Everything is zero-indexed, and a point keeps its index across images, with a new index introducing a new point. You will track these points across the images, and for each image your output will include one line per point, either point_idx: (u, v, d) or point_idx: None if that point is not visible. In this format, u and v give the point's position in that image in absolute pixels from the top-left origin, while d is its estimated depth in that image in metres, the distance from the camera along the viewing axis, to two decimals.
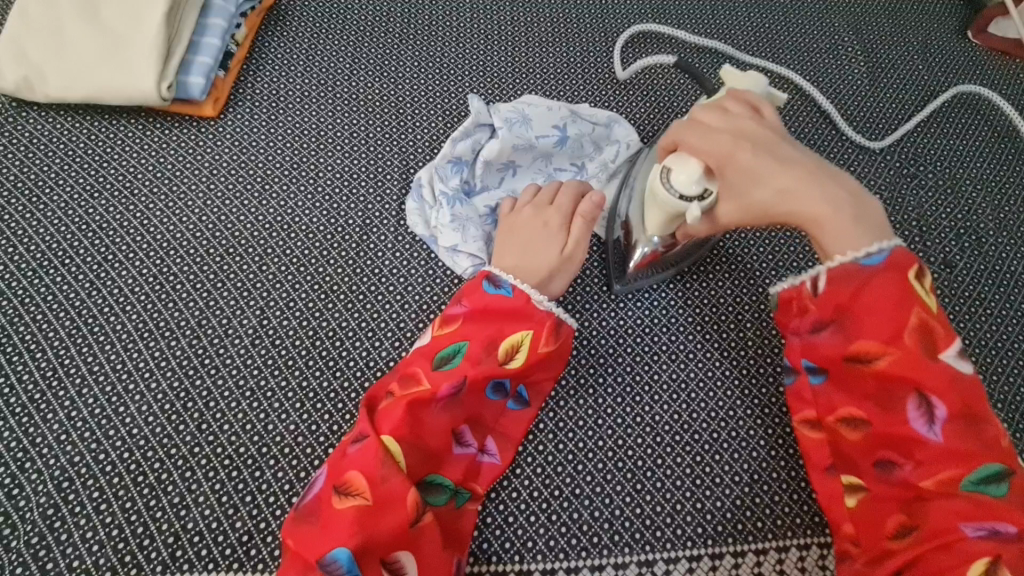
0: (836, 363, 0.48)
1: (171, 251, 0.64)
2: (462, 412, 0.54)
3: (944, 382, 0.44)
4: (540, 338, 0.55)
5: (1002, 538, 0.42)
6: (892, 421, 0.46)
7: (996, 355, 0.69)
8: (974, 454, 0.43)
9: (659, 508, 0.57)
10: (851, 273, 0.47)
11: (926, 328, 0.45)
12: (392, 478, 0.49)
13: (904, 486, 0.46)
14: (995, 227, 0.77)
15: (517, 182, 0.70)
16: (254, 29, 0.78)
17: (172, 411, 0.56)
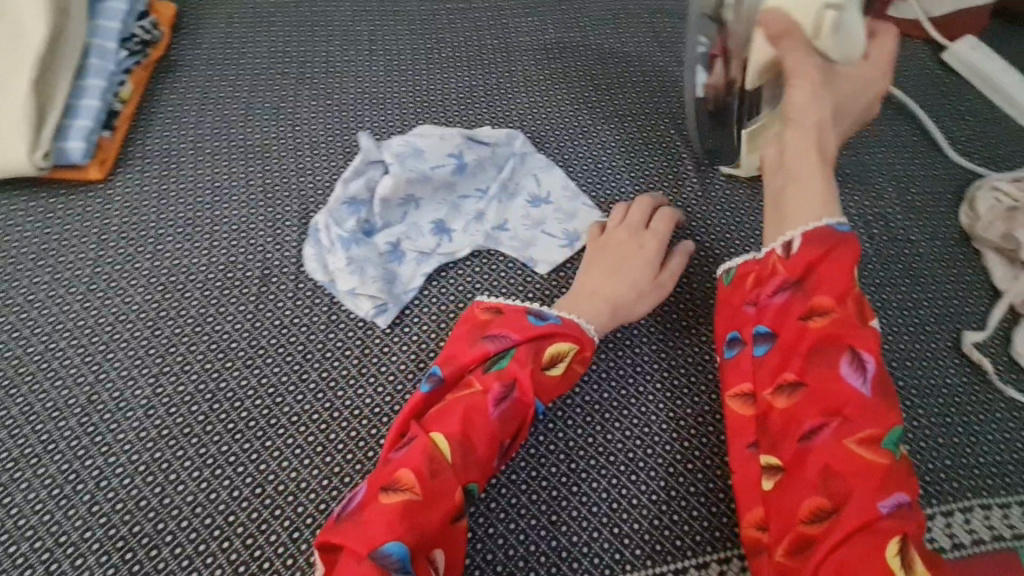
0: (792, 320, 0.52)
1: (58, 325, 0.61)
2: (513, 421, 0.53)
3: (872, 342, 0.49)
4: (582, 352, 0.58)
5: (904, 511, 0.44)
6: (830, 378, 0.48)
7: (908, 341, 0.69)
8: (887, 413, 0.47)
9: (575, 538, 0.55)
10: (825, 235, 0.53)
11: (861, 302, 0.52)
12: (440, 476, 0.49)
13: (829, 449, 0.46)
14: (900, 212, 0.78)
15: (420, 214, 0.70)
16: (141, 83, 0.76)
17: (61, 495, 0.54)
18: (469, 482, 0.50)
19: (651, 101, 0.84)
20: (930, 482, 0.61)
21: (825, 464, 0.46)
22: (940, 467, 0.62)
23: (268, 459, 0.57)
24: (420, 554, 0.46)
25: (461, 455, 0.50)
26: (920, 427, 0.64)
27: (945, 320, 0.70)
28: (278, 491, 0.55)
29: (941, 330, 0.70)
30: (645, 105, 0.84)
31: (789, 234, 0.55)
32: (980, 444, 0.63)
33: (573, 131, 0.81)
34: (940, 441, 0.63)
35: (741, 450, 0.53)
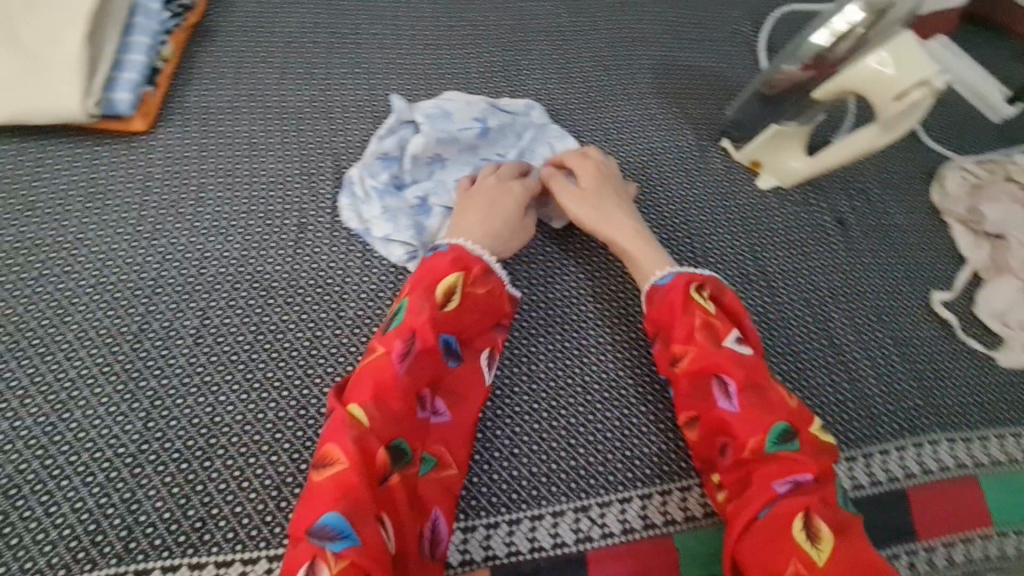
0: (665, 367, 0.61)
1: (108, 261, 0.65)
2: (420, 372, 0.54)
3: (728, 362, 0.57)
4: (472, 276, 0.60)
5: (803, 487, 0.50)
6: (705, 403, 0.57)
7: (885, 298, 0.77)
8: (762, 418, 0.54)
9: (592, 459, 0.61)
10: (653, 292, 0.63)
11: (709, 326, 0.58)
12: (361, 437, 0.49)
13: (738, 461, 0.54)
14: (881, 187, 0.85)
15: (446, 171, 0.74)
16: (180, 45, 0.80)
17: (117, 412, 0.58)
18: (397, 436, 0.51)
19: (655, 81, 0.91)
20: (904, 419, 0.69)
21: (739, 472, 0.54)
22: (913, 406, 0.70)
23: (310, 385, 0.62)
24: (367, 513, 0.45)
25: (378, 416, 0.50)
26: (895, 372, 0.72)
27: (919, 282, 0.78)
28: (319, 413, 0.60)
29: (914, 290, 0.78)
30: (650, 85, 0.90)
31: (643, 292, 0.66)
32: (946, 387, 0.71)
33: (584, 106, 0.87)
34: (913, 383, 0.71)
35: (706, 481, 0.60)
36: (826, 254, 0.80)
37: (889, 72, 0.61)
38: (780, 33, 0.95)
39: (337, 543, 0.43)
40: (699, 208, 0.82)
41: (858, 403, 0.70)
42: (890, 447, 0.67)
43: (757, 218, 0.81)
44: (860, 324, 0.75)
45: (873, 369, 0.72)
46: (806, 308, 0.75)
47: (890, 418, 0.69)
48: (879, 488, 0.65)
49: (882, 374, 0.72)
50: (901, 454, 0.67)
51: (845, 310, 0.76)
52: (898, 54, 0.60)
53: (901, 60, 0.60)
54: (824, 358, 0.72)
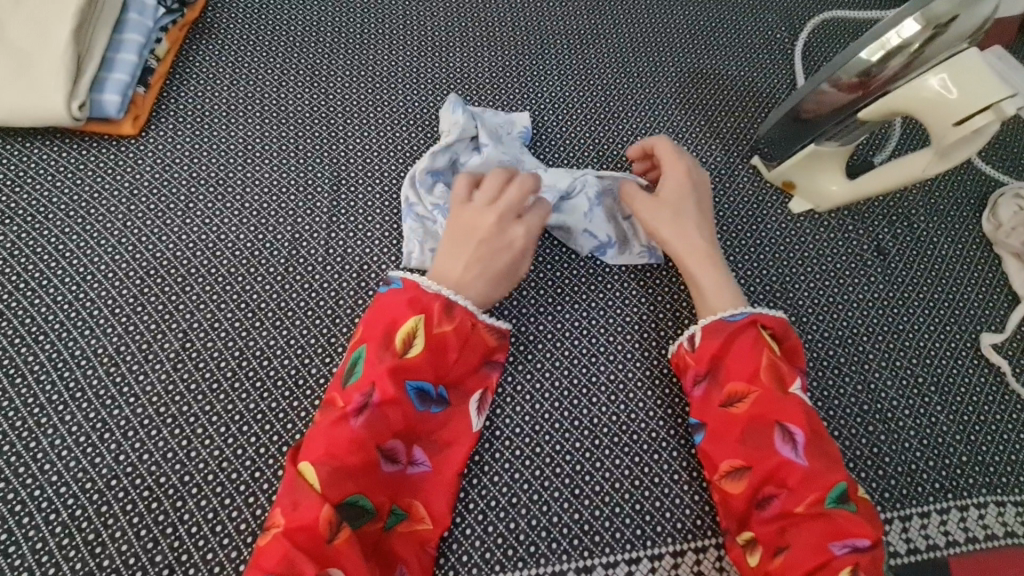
0: (714, 408, 0.56)
1: (87, 276, 0.62)
2: (381, 423, 0.51)
3: (796, 412, 0.52)
4: (434, 316, 0.54)
5: (859, 551, 0.47)
6: (762, 453, 0.52)
7: (930, 339, 0.69)
8: (826, 473, 0.50)
9: (597, 512, 0.57)
10: (720, 327, 0.57)
11: (776, 369, 0.54)
12: (304, 498, 0.47)
13: (782, 514, 0.50)
14: (928, 213, 0.77)
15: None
16: (177, 43, 0.76)
17: (88, 443, 0.55)
18: (350, 493, 0.48)
19: (682, 91, 0.84)
20: (946, 477, 0.62)
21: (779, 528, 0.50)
22: (957, 464, 0.63)
23: (294, 418, 0.57)
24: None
25: (331, 475, 0.48)
26: (939, 423, 0.65)
27: (966, 322, 0.71)
28: None
29: (961, 331, 0.70)
30: (677, 95, 0.84)
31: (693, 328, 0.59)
32: (995, 442, 0.64)
33: (604, 117, 0.81)
34: (958, 438, 0.64)
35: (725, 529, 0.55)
36: (866, 287, 0.72)
37: (952, 95, 0.55)
38: (820, 40, 0.88)
39: None
40: (725, 233, 0.75)
41: (896, 457, 0.63)
42: (931, 510, 0.61)
43: (788, 244, 0.75)
44: (900, 366, 0.68)
45: (913, 419, 0.65)
46: (840, 346, 0.69)
47: (930, 477, 0.62)
48: (916, 557, 0.59)
49: (923, 426, 0.65)
50: (942, 518, 0.60)
51: (884, 349, 0.69)
52: (957, 73, 0.54)
53: (963, 81, 0.54)
54: (856, 405, 0.65)
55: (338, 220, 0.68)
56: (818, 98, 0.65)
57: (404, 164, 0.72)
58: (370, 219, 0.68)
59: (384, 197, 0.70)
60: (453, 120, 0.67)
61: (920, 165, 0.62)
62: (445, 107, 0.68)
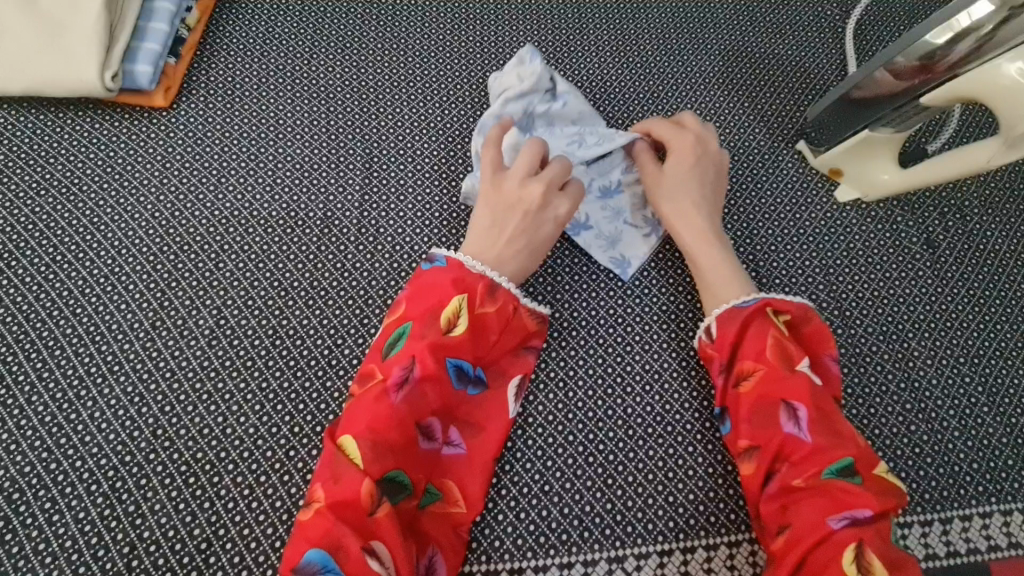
0: (729, 392, 0.55)
1: (122, 250, 0.62)
2: (418, 400, 0.50)
3: (800, 388, 0.50)
4: (477, 296, 0.54)
5: (861, 523, 0.45)
6: (769, 434, 0.51)
7: (979, 338, 0.67)
8: (832, 448, 0.48)
9: (630, 503, 0.56)
10: (733, 315, 0.56)
11: (783, 347, 0.53)
12: (347, 472, 0.46)
13: (788, 491, 0.49)
14: (983, 204, 0.74)
15: (581, 135, 0.64)
16: (207, 12, 0.74)
17: (126, 416, 0.55)
18: (390, 469, 0.48)
19: (726, 70, 0.80)
20: (990, 480, 0.60)
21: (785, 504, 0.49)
22: (1002, 467, 0.61)
23: (328, 399, 0.57)
24: (349, 549, 0.43)
25: (373, 450, 0.47)
26: (985, 425, 0.63)
27: (1019, 321, 0.68)
28: None
29: (1013, 330, 0.67)
30: (720, 74, 0.80)
31: (708, 321, 0.58)
32: None
33: (643, 96, 0.78)
34: (1005, 440, 0.62)
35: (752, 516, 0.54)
36: (913, 281, 0.69)
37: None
38: (876, 18, 0.83)
39: None
40: (766, 221, 0.72)
41: (938, 458, 0.61)
42: (973, 513, 0.59)
43: (833, 234, 0.72)
44: (946, 365, 0.65)
45: (958, 420, 0.63)
46: (883, 342, 0.66)
47: (973, 479, 0.60)
48: (955, 560, 0.57)
49: (968, 427, 0.63)
50: (985, 522, 0.59)
51: (930, 347, 0.66)
52: None
53: None
54: (899, 403, 0.64)
55: (370, 198, 0.67)
56: (880, 79, 0.63)
57: (438, 142, 0.70)
58: (402, 198, 0.67)
59: (417, 175, 0.68)
60: (524, 72, 0.66)
61: (976, 159, 0.59)
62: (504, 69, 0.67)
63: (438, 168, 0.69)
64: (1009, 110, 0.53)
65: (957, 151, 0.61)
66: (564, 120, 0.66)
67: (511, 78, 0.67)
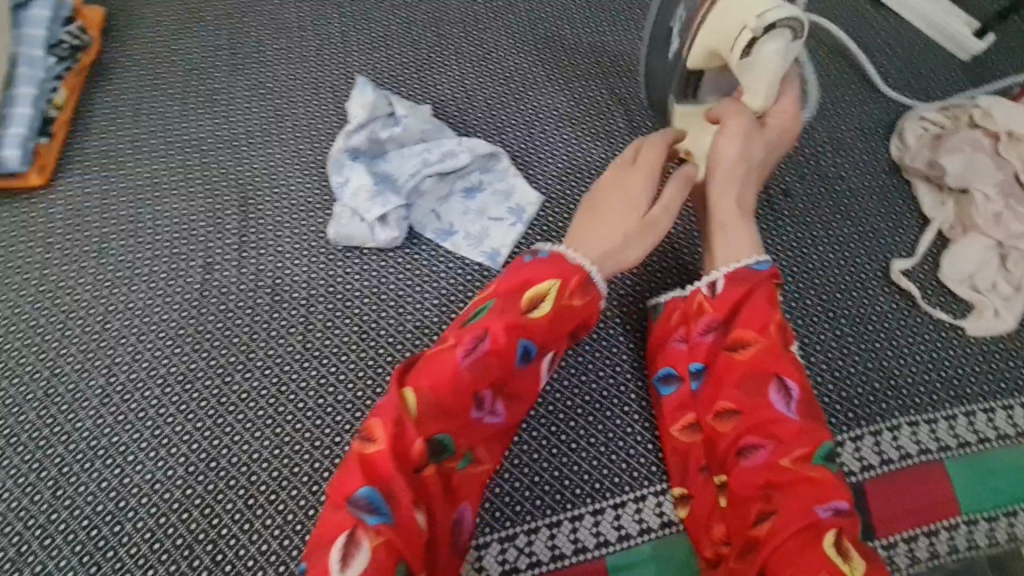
0: (721, 355, 0.57)
1: (12, 324, 0.64)
2: (485, 371, 0.53)
3: (794, 369, 0.54)
4: (568, 287, 0.56)
5: (840, 514, 0.49)
6: (762, 406, 0.53)
7: (839, 274, 0.71)
8: (816, 432, 0.52)
9: (518, 485, 0.62)
10: (743, 276, 0.58)
11: (784, 328, 0.56)
12: (408, 420, 0.50)
13: (769, 467, 0.52)
14: (828, 152, 0.79)
15: (431, 150, 0.71)
16: (75, 89, 0.77)
17: (25, 483, 0.57)
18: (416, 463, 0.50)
19: (583, 64, 0.84)
20: (859, 404, 0.64)
21: (763, 481, 0.52)
22: (869, 390, 0.65)
23: (221, 434, 0.60)
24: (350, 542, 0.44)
25: (432, 407, 0.51)
26: (851, 354, 0.66)
27: (873, 252, 0.72)
28: (232, 463, 0.59)
29: (868, 261, 0.72)
30: (577, 68, 0.84)
31: (713, 275, 0.60)
32: (907, 366, 0.66)
33: (505, 99, 0.82)
34: (869, 365, 0.66)
35: (700, 471, 0.59)
36: (773, 230, 0.73)
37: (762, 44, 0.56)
38: None
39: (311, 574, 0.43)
40: None
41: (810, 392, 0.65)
42: (844, 438, 0.62)
43: None
44: (810, 304, 0.69)
45: (825, 353, 0.66)
46: None
47: (843, 406, 0.64)
48: None
49: (836, 358, 0.66)
50: (855, 445, 0.62)
51: (794, 289, 0.70)
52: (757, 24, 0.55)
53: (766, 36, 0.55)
54: None
55: (248, 239, 0.70)
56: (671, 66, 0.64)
57: (309, 176, 0.74)
58: (280, 234, 0.71)
59: (292, 211, 0.72)
60: (364, 103, 0.72)
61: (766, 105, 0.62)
62: (353, 95, 0.73)
63: (312, 200, 0.73)
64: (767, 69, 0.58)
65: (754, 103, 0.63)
66: (412, 139, 0.73)
67: (354, 110, 0.73)
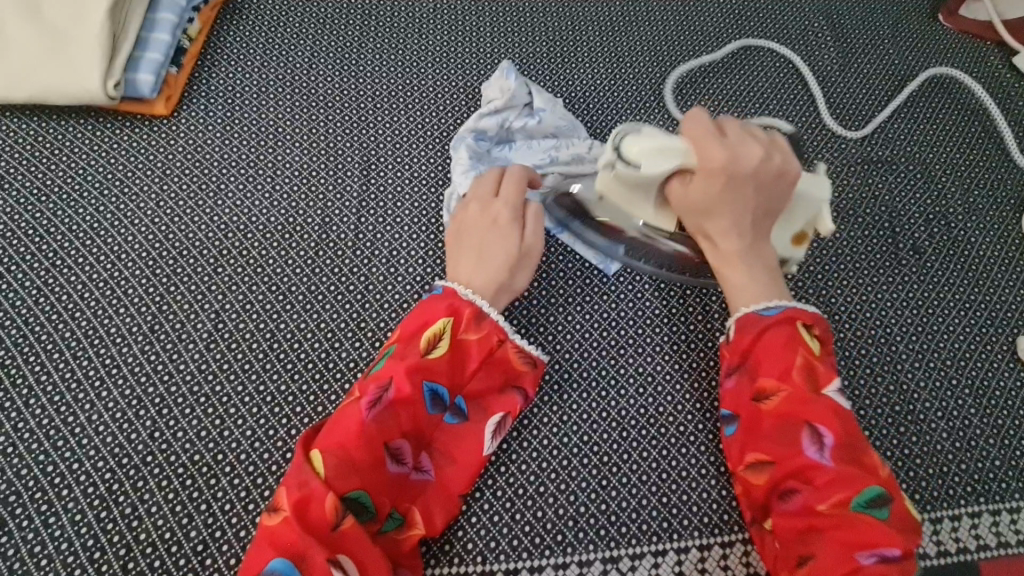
0: (745, 402, 0.52)
1: (124, 255, 0.63)
2: (392, 419, 0.51)
3: (826, 412, 0.49)
4: (462, 321, 0.54)
5: (889, 561, 0.44)
6: (789, 453, 0.49)
7: (966, 342, 0.68)
8: (858, 476, 0.47)
9: (624, 504, 0.57)
10: (753, 321, 0.53)
11: (811, 367, 0.50)
12: (311, 482, 0.47)
13: (806, 514, 0.47)
14: (966, 213, 0.75)
15: (559, 150, 0.67)
16: (207, 24, 0.75)
17: (124, 419, 0.56)
18: (353, 488, 0.48)
19: (718, 80, 0.80)
20: (978, 480, 0.61)
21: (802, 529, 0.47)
22: (990, 467, 0.62)
23: (325, 401, 0.58)
24: (313, 559, 0.44)
25: (338, 465, 0.48)
26: (972, 426, 0.64)
27: (1004, 324, 0.69)
28: None
29: (998, 333, 0.68)
30: (713, 82, 0.80)
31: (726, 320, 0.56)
32: None
33: (636, 104, 0.78)
34: (991, 441, 0.63)
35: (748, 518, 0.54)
36: (902, 285, 0.70)
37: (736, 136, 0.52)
38: (860, 35, 0.85)
39: None
40: None
41: (928, 459, 0.62)
42: (961, 513, 0.60)
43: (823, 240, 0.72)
44: (934, 368, 0.66)
45: (946, 422, 0.64)
46: (872, 345, 0.67)
47: (961, 479, 0.61)
48: (943, 559, 0.58)
49: (956, 428, 0.64)
50: (972, 522, 0.60)
51: (918, 349, 0.67)
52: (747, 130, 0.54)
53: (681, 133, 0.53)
54: (887, 404, 0.64)
55: (367, 204, 0.67)
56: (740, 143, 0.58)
57: (434, 149, 0.71)
58: (399, 205, 0.68)
59: (414, 183, 0.69)
60: (504, 86, 0.68)
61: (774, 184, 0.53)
62: (494, 76, 0.69)
63: (435, 174, 0.70)
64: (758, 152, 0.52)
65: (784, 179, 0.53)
66: (542, 133, 0.68)
67: (492, 91, 0.69)
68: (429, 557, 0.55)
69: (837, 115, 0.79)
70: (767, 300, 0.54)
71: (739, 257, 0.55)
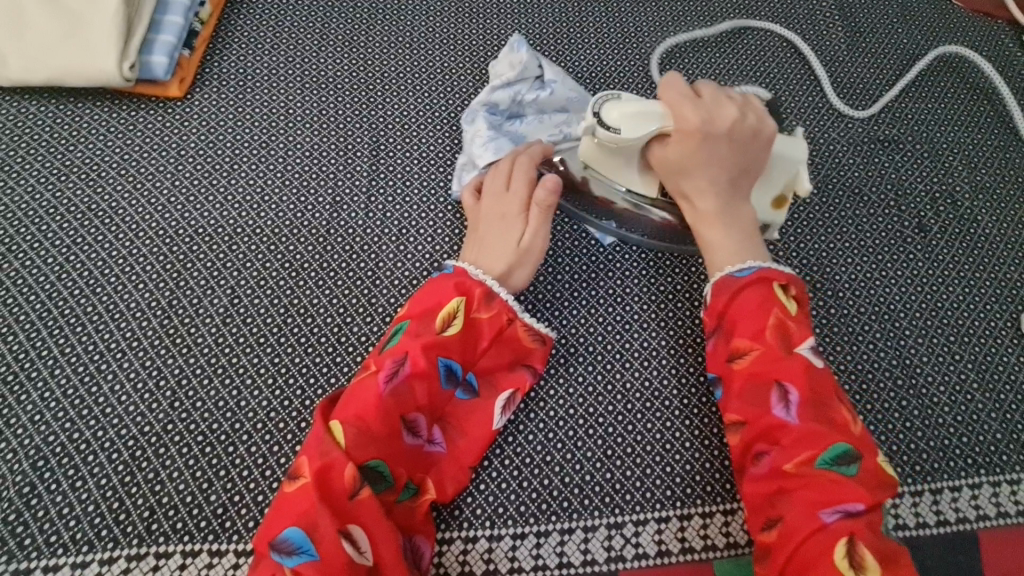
0: (721, 363, 0.54)
1: (141, 233, 0.64)
2: (408, 394, 0.52)
3: (797, 371, 0.49)
4: (474, 301, 0.55)
5: (852, 517, 0.45)
6: (759, 413, 0.50)
7: (970, 319, 0.68)
8: (824, 433, 0.48)
9: (629, 473, 0.58)
10: (727, 284, 0.54)
11: (783, 326, 0.51)
12: (332, 452, 0.48)
13: (777, 475, 0.48)
14: (974, 192, 0.75)
15: (570, 123, 0.67)
16: (220, 7, 0.76)
17: (145, 389, 0.58)
18: (372, 457, 0.50)
19: (724, 60, 0.80)
20: (979, 453, 0.62)
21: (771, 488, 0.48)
22: (991, 441, 0.63)
23: (338, 372, 0.59)
24: (325, 531, 0.46)
25: (357, 436, 0.50)
26: (974, 400, 0.64)
27: (1009, 301, 0.69)
28: None
29: (1002, 310, 0.69)
30: (720, 62, 0.80)
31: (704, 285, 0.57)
32: None
33: (643, 84, 0.78)
34: (993, 415, 0.64)
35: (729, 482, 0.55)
36: (906, 263, 0.71)
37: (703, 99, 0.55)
38: (870, 14, 0.84)
39: (294, 559, 0.45)
40: None
41: (929, 432, 0.63)
42: (961, 484, 0.61)
43: (828, 219, 0.73)
44: (937, 344, 0.67)
45: (948, 396, 0.65)
46: (876, 321, 0.68)
47: (963, 452, 0.62)
48: (942, 528, 0.59)
49: (958, 402, 0.64)
50: (973, 493, 0.61)
51: (921, 325, 0.68)
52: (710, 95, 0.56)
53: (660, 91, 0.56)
54: (890, 379, 0.65)
55: (377, 183, 0.69)
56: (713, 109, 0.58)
57: (443, 129, 0.72)
58: (409, 184, 0.69)
59: (423, 162, 0.70)
60: (514, 61, 0.68)
61: (749, 145, 0.55)
62: (506, 49, 0.69)
63: (443, 154, 0.71)
64: (722, 113, 0.54)
65: (760, 143, 0.55)
66: (553, 106, 0.68)
67: (501, 67, 0.69)
68: (439, 522, 0.57)
69: (844, 95, 0.79)
70: (742, 260, 0.55)
71: (717, 215, 0.57)
